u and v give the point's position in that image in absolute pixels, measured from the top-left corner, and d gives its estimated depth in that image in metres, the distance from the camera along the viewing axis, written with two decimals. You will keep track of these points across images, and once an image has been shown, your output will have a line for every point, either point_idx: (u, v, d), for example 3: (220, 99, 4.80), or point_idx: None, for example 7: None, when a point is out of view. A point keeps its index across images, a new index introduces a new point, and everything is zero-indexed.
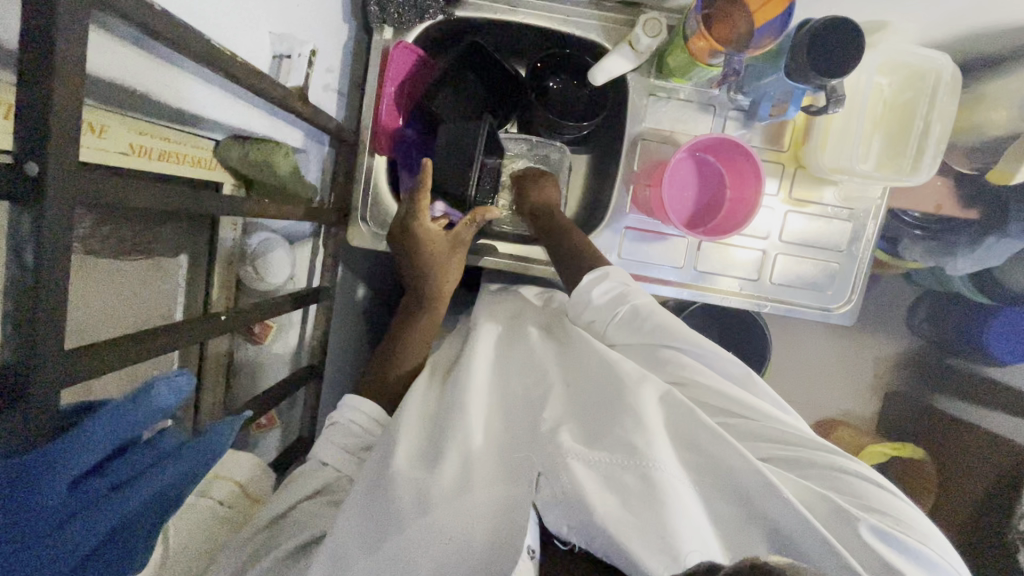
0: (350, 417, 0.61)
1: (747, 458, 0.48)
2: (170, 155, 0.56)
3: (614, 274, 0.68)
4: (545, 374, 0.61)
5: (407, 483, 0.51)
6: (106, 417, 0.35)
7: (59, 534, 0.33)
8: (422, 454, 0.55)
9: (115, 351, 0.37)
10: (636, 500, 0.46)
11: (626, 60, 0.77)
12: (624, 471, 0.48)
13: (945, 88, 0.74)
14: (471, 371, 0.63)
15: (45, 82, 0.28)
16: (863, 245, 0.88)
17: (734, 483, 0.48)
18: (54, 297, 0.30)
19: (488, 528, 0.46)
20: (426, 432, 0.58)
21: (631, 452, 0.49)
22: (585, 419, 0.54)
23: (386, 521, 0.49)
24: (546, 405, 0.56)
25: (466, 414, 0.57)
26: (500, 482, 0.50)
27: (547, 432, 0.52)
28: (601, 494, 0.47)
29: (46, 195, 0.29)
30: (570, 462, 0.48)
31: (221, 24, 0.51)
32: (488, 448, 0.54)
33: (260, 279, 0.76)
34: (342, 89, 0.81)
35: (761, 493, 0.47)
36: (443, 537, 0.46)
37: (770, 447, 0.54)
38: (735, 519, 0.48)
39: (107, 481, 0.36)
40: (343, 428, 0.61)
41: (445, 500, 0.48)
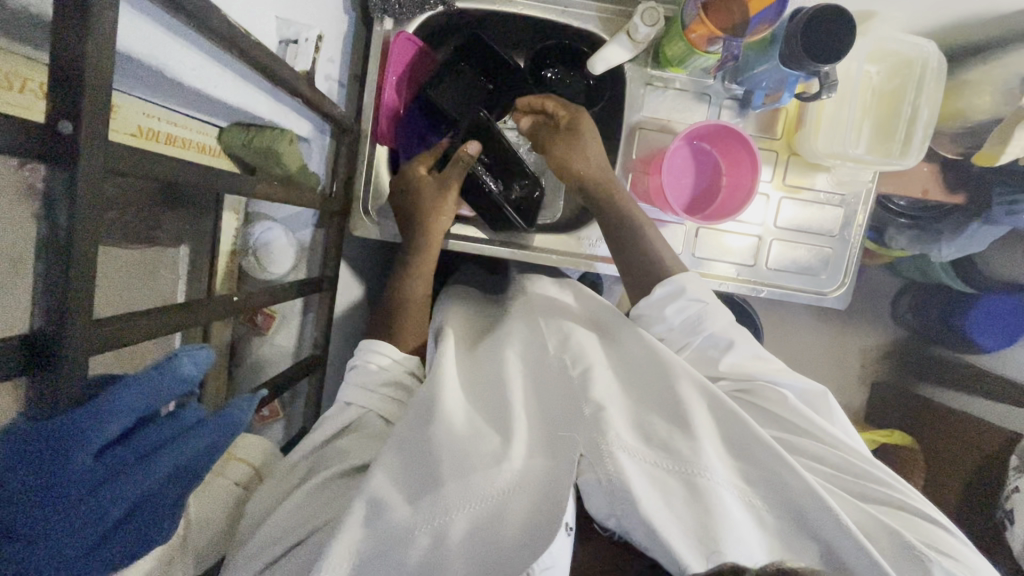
0: (377, 360, 0.65)
1: (807, 480, 0.51)
2: (179, 139, 0.56)
3: (690, 290, 0.67)
4: (586, 353, 0.63)
5: (447, 448, 0.53)
6: (133, 385, 0.35)
7: (86, 501, 0.33)
8: (465, 421, 0.57)
9: (136, 321, 0.37)
10: (678, 500, 0.51)
11: (624, 49, 0.79)
12: (669, 473, 0.52)
13: (932, 74, 0.77)
14: (505, 355, 0.67)
15: (81, 43, 0.28)
16: (855, 230, 0.90)
17: (778, 489, 0.53)
18: (86, 258, 0.30)
19: (532, 510, 0.49)
20: (472, 407, 0.61)
21: (681, 459, 0.52)
22: (635, 414, 0.57)
23: (429, 478, 0.51)
24: (593, 384, 0.58)
25: (512, 402, 0.59)
26: (542, 455, 0.53)
27: (591, 413, 0.54)
28: (647, 489, 0.50)
29: (80, 156, 0.29)
30: (615, 452, 0.51)
31: (231, 4, 0.51)
32: (530, 428, 0.57)
33: (263, 271, 0.76)
34: (343, 80, 0.82)
35: (814, 506, 0.51)
36: (476, 504, 0.49)
37: (827, 469, 0.58)
38: (774, 519, 0.52)
39: (132, 450, 0.36)
40: (363, 369, 0.65)
41: (485, 465, 0.51)
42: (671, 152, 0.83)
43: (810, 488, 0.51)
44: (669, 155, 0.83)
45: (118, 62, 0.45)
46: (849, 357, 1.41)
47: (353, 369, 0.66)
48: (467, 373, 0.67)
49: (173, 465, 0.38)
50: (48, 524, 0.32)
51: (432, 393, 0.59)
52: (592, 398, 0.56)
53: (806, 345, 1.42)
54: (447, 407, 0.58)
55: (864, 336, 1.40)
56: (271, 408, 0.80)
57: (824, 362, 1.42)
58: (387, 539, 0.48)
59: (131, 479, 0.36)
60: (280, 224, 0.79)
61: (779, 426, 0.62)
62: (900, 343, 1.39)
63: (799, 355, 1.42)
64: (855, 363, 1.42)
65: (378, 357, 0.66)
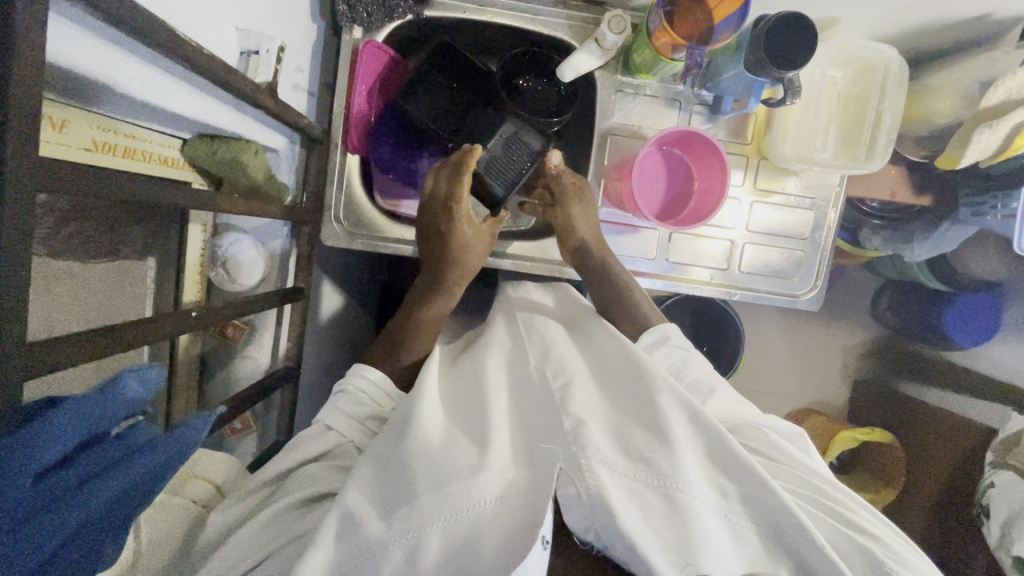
0: (359, 385, 0.65)
1: (785, 499, 0.51)
2: (135, 152, 0.56)
3: (673, 339, 0.72)
4: (568, 367, 0.64)
5: (422, 460, 0.52)
6: (73, 410, 0.35)
7: (22, 531, 0.32)
8: (442, 435, 0.57)
9: (77, 343, 0.37)
10: (657, 515, 0.51)
11: (593, 57, 0.79)
12: (649, 488, 0.52)
13: (893, 79, 0.78)
14: (486, 367, 0.67)
15: (4, 64, 0.27)
16: (825, 232, 0.91)
17: (757, 506, 0.53)
18: (15, 282, 0.29)
19: (510, 527, 0.48)
20: (452, 420, 0.60)
21: (661, 473, 0.52)
22: (615, 427, 0.57)
23: (403, 490, 0.51)
24: (573, 399, 0.58)
25: (491, 412, 0.59)
26: (521, 467, 0.53)
27: (571, 427, 0.54)
28: (626, 503, 0.50)
29: (7, 179, 0.28)
30: (595, 466, 0.51)
31: (186, 17, 0.51)
32: (509, 437, 0.57)
33: (232, 281, 0.75)
34: (312, 89, 0.81)
35: (791, 525, 0.51)
36: (450, 517, 0.48)
37: (802, 490, 0.59)
38: (751, 532, 0.53)
39: (73, 475, 0.35)
40: (351, 396, 0.64)
41: (461, 477, 0.50)
42: (642, 158, 0.83)
43: (787, 508, 0.51)
44: (640, 161, 0.83)
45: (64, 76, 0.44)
46: (829, 356, 1.43)
47: (338, 393, 0.65)
48: (449, 388, 0.67)
49: (117, 489, 0.38)
50: None
51: (415, 407, 0.59)
52: (572, 412, 0.56)
53: (788, 345, 1.44)
54: (424, 420, 0.58)
55: (844, 335, 1.42)
56: (243, 421, 0.79)
57: (806, 362, 1.43)
58: (361, 554, 0.48)
59: (71, 506, 0.35)
60: (250, 234, 0.77)
61: (756, 451, 0.63)
62: (880, 341, 1.41)
63: (782, 355, 1.44)
64: (836, 362, 1.43)
65: (366, 384, 0.65)
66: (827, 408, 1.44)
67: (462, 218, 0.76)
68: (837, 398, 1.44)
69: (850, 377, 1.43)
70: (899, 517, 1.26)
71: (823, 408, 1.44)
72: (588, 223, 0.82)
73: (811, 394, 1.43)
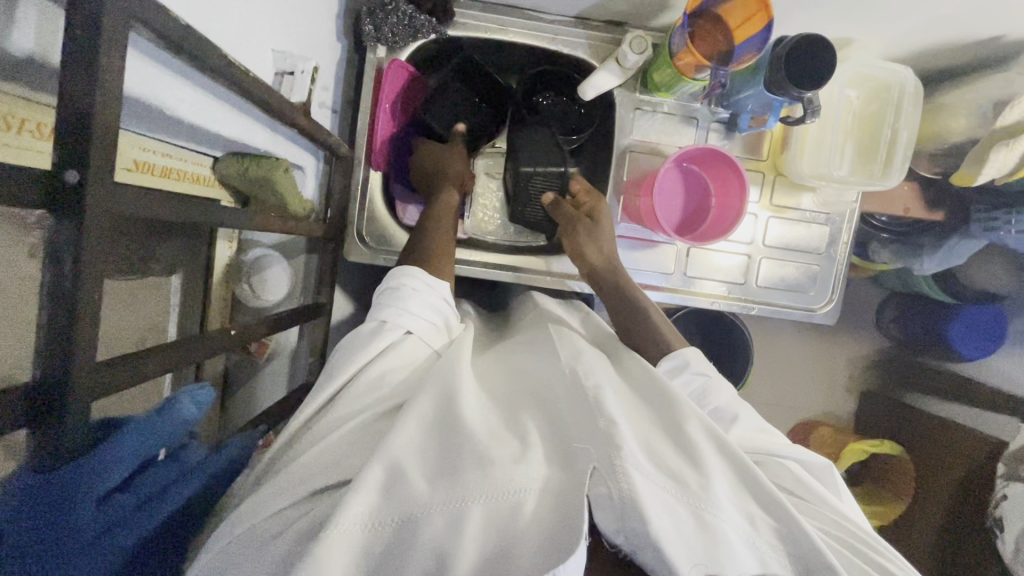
0: (411, 284, 0.68)
1: (812, 536, 0.52)
2: (171, 171, 0.56)
3: (693, 364, 0.70)
4: (597, 371, 0.63)
5: (469, 446, 0.52)
6: (135, 431, 0.35)
7: (91, 550, 0.33)
8: (485, 427, 0.56)
9: (131, 365, 0.37)
10: (685, 528, 0.51)
11: (614, 76, 0.80)
12: (679, 503, 0.52)
13: (909, 98, 0.79)
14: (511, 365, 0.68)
15: (86, 93, 0.28)
16: (841, 247, 0.93)
17: (782, 536, 0.53)
18: (89, 308, 0.30)
19: (546, 527, 0.48)
20: (490, 410, 0.61)
21: (690, 491, 0.52)
22: (644, 438, 0.57)
23: (449, 463, 0.52)
24: (606, 402, 0.57)
25: (523, 414, 0.59)
26: (555, 464, 0.53)
27: (606, 427, 0.54)
28: (659, 513, 0.50)
29: (84, 206, 0.29)
30: (628, 469, 0.51)
31: (228, 40, 0.52)
32: (543, 433, 0.57)
33: (257, 297, 0.76)
34: (336, 106, 0.82)
35: (816, 562, 0.52)
36: (493, 495, 0.49)
37: (829, 529, 0.59)
38: (774, 556, 0.53)
39: (135, 497, 0.36)
40: (396, 291, 0.68)
41: (502, 463, 0.50)
42: (661, 174, 0.84)
43: (815, 544, 0.52)
44: (660, 177, 0.84)
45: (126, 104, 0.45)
46: (837, 369, 1.45)
47: (388, 290, 0.68)
48: (479, 380, 0.67)
49: (171, 509, 0.38)
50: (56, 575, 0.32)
51: (454, 379, 0.60)
52: (606, 413, 0.55)
53: (795, 359, 1.45)
54: (465, 406, 0.57)
55: (851, 348, 1.43)
56: None
57: (814, 374, 1.45)
58: (406, 511, 0.48)
59: (132, 525, 0.35)
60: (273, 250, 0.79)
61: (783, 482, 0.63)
62: (886, 353, 1.43)
63: (789, 369, 1.45)
64: (843, 374, 1.45)
65: (409, 282, 0.69)
66: (835, 420, 1.45)
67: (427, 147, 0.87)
68: (845, 411, 1.45)
69: (857, 390, 1.44)
70: (911, 530, 1.26)
71: (831, 420, 1.45)
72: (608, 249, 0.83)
73: (819, 407, 1.45)
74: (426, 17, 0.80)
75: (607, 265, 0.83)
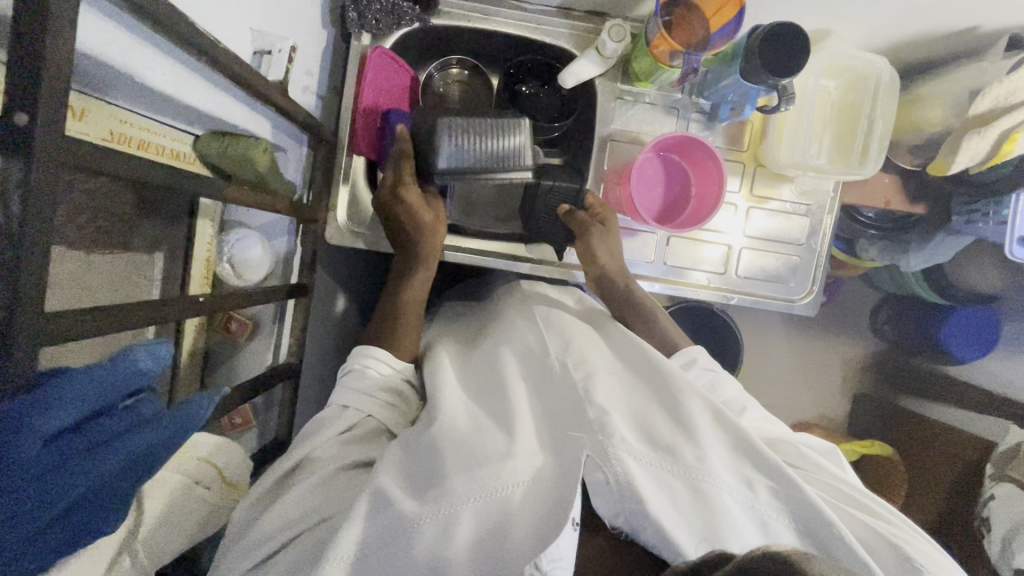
0: (375, 366, 0.69)
1: (811, 497, 0.51)
2: (149, 146, 0.57)
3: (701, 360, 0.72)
4: (589, 358, 0.63)
5: (451, 444, 0.55)
6: (85, 376, 0.36)
7: (37, 488, 0.34)
8: (469, 422, 0.59)
9: (92, 314, 0.38)
10: (682, 503, 0.51)
11: (593, 64, 0.82)
12: (675, 477, 0.52)
13: (885, 89, 0.80)
14: (501, 355, 0.69)
15: (35, 39, 0.29)
16: (821, 238, 0.93)
17: (784, 499, 0.53)
18: (38, 248, 0.31)
19: (541, 510, 0.49)
20: (476, 406, 0.63)
21: (685, 465, 0.53)
22: (638, 417, 0.57)
23: (437, 469, 0.53)
24: (596, 390, 0.58)
25: (513, 399, 0.61)
26: (545, 454, 0.54)
27: (595, 417, 0.55)
28: (654, 492, 0.51)
29: (35, 150, 0.30)
30: (620, 453, 0.52)
31: (204, 16, 0.53)
32: (534, 425, 0.58)
33: (239, 278, 0.77)
34: (319, 91, 0.84)
35: (820, 523, 0.51)
36: (481, 494, 0.50)
37: (833, 498, 0.58)
38: (775, 515, 0.52)
39: (84, 440, 0.37)
40: (359, 373, 0.68)
41: (490, 461, 0.52)
42: (639, 163, 0.85)
43: (817, 506, 0.51)
44: (638, 166, 0.85)
45: (92, 67, 0.46)
46: (829, 369, 1.44)
47: (350, 373, 0.69)
48: (468, 378, 0.69)
49: (124, 457, 0.39)
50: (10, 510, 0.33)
51: (439, 400, 0.62)
52: (596, 402, 0.56)
53: (788, 359, 1.45)
54: (447, 407, 0.61)
55: (844, 349, 1.43)
56: (242, 415, 0.80)
57: (806, 374, 1.44)
58: (394, 525, 0.50)
59: (81, 469, 0.36)
60: (255, 230, 0.80)
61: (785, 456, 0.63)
62: (884, 355, 1.43)
63: (781, 370, 1.45)
64: (836, 375, 1.44)
65: (371, 361, 0.69)
66: (827, 422, 1.45)
67: (411, 195, 0.81)
68: (838, 412, 1.45)
69: (850, 391, 1.44)
70: None
71: (823, 422, 1.44)
72: (618, 256, 0.84)
73: (811, 408, 1.44)
74: (409, 4, 0.82)
75: (619, 270, 0.84)
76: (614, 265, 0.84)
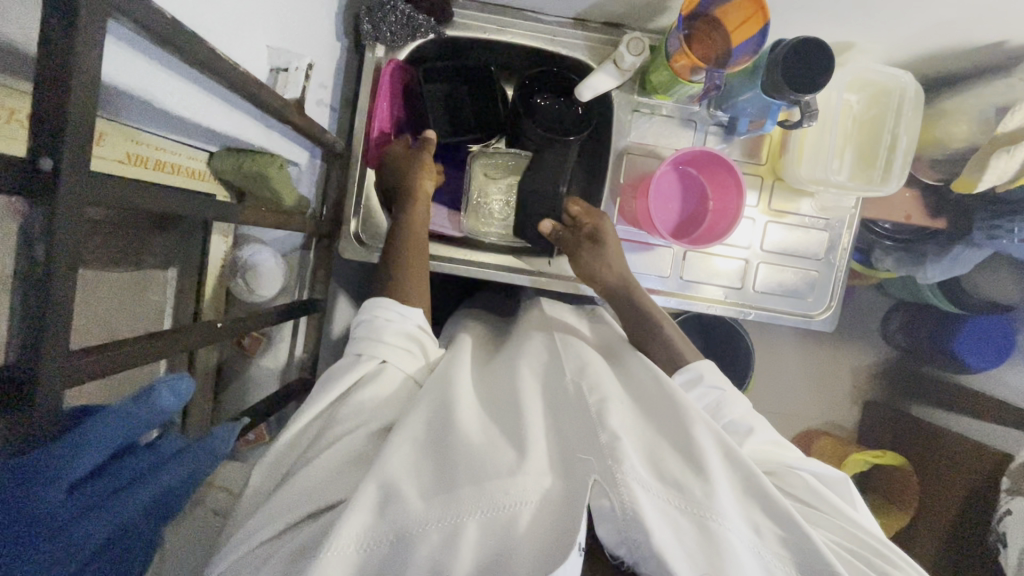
0: (384, 315, 0.67)
1: (820, 546, 0.50)
2: (165, 164, 0.57)
3: (710, 375, 0.69)
4: (604, 383, 0.62)
5: (464, 457, 0.52)
6: (108, 420, 0.35)
7: (60, 537, 0.33)
8: (481, 435, 0.56)
9: (116, 352, 0.38)
10: (688, 540, 0.49)
11: (611, 77, 0.80)
12: (682, 513, 0.51)
13: (910, 103, 0.79)
14: (518, 373, 0.67)
15: (63, 81, 0.28)
16: (840, 253, 0.92)
17: (791, 545, 0.51)
18: (64, 292, 0.30)
19: (545, 536, 0.47)
20: (486, 420, 0.60)
21: (695, 500, 0.51)
22: (648, 448, 0.56)
23: (446, 475, 0.51)
24: (610, 414, 0.56)
25: (525, 417, 0.58)
26: (554, 476, 0.52)
27: (607, 441, 0.53)
28: (660, 525, 0.49)
29: (60, 194, 0.29)
30: (630, 482, 0.50)
31: (223, 37, 0.53)
32: (544, 444, 0.56)
33: (251, 292, 0.76)
34: (334, 104, 0.83)
35: (828, 575, 0.49)
36: (487, 511, 0.48)
37: (845, 546, 0.56)
38: (779, 561, 0.51)
39: (107, 484, 0.36)
40: (371, 323, 0.66)
41: (498, 476, 0.50)
42: (657, 176, 0.83)
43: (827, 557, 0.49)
44: (656, 180, 0.84)
45: (114, 97, 0.46)
46: (840, 377, 1.43)
47: (362, 324, 0.67)
48: (479, 388, 0.67)
49: (145, 499, 0.38)
50: (30, 562, 0.32)
51: (448, 402, 0.59)
52: (608, 427, 0.54)
53: (798, 368, 1.43)
54: (463, 419, 0.57)
55: (855, 356, 1.42)
56: (255, 431, 0.79)
57: (817, 383, 1.43)
58: (401, 527, 0.48)
59: (104, 514, 0.35)
60: (269, 245, 0.79)
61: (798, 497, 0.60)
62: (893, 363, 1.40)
63: (791, 378, 1.43)
64: (846, 382, 1.43)
65: (384, 312, 0.67)
66: (838, 430, 1.43)
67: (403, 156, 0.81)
68: (849, 421, 1.43)
69: (861, 399, 1.42)
70: (917, 542, 1.24)
71: (834, 430, 1.43)
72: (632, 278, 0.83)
73: (822, 416, 1.43)
74: (424, 16, 0.80)
75: (622, 283, 0.82)
76: (630, 280, 0.82)
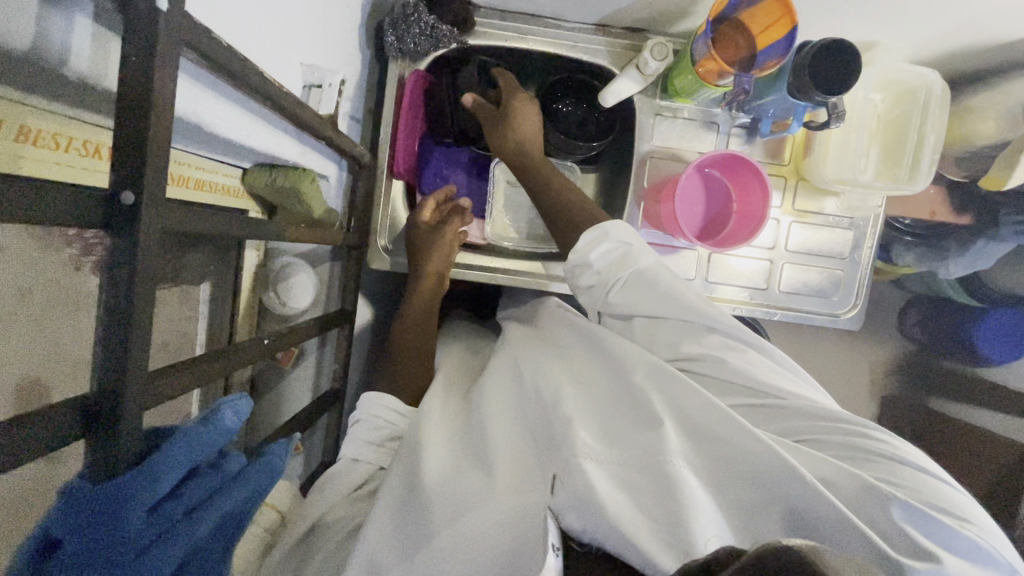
0: (383, 414, 0.65)
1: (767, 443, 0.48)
2: (205, 183, 0.58)
3: (613, 232, 0.66)
4: (555, 374, 0.61)
5: (440, 495, 0.52)
6: (182, 442, 0.36)
7: (141, 559, 0.35)
8: (448, 464, 0.56)
9: (187, 373, 0.39)
10: (645, 497, 0.47)
11: (634, 82, 0.80)
12: (637, 472, 0.49)
13: (937, 101, 0.79)
14: (483, 381, 0.66)
15: (143, 117, 0.29)
16: (865, 251, 0.92)
17: (745, 464, 0.48)
18: (143, 319, 0.32)
19: (511, 546, 0.47)
20: (455, 440, 0.60)
21: (647, 454, 0.49)
22: (602, 422, 0.55)
23: (423, 528, 0.51)
24: (562, 403, 0.56)
25: (489, 428, 0.58)
26: (519, 485, 0.51)
27: (562, 431, 0.53)
28: (614, 494, 0.47)
29: (140, 225, 0.30)
30: (584, 463, 0.49)
31: (263, 58, 0.54)
32: (511, 452, 0.55)
33: (283, 304, 0.76)
34: (359, 116, 0.84)
35: (777, 472, 0.47)
36: (469, 548, 0.48)
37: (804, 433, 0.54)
38: (743, 493, 0.48)
39: (182, 504, 0.37)
40: (369, 423, 0.65)
41: (472, 506, 0.50)
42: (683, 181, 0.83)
43: (776, 459, 0.47)
44: (681, 185, 0.83)
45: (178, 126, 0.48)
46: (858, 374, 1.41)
47: (359, 423, 0.66)
48: (450, 403, 0.66)
49: (216, 519, 0.39)
50: None
51: (421, 443, 0.59)
52: (562, 415, 0.54)
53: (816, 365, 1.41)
54: (429, 457, 0.56)
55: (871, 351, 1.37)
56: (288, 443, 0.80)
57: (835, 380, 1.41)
58: None
59: (179, 535, 0.37)
60: (300, 257, 0.80)
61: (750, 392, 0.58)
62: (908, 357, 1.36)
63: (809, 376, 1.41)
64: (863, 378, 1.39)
65: (379, 409, 0.66)
66: None
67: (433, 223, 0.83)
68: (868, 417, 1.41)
69: (878, 392, 1.37)
70: None
71: None
72: None
73: None
74: (449, 27, 0.79)
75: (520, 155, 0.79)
76: None
